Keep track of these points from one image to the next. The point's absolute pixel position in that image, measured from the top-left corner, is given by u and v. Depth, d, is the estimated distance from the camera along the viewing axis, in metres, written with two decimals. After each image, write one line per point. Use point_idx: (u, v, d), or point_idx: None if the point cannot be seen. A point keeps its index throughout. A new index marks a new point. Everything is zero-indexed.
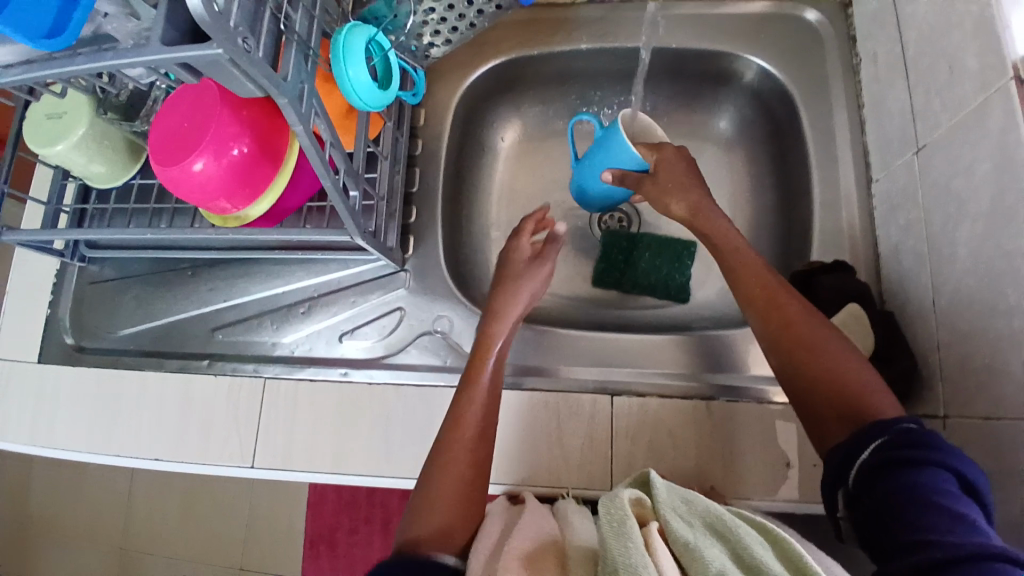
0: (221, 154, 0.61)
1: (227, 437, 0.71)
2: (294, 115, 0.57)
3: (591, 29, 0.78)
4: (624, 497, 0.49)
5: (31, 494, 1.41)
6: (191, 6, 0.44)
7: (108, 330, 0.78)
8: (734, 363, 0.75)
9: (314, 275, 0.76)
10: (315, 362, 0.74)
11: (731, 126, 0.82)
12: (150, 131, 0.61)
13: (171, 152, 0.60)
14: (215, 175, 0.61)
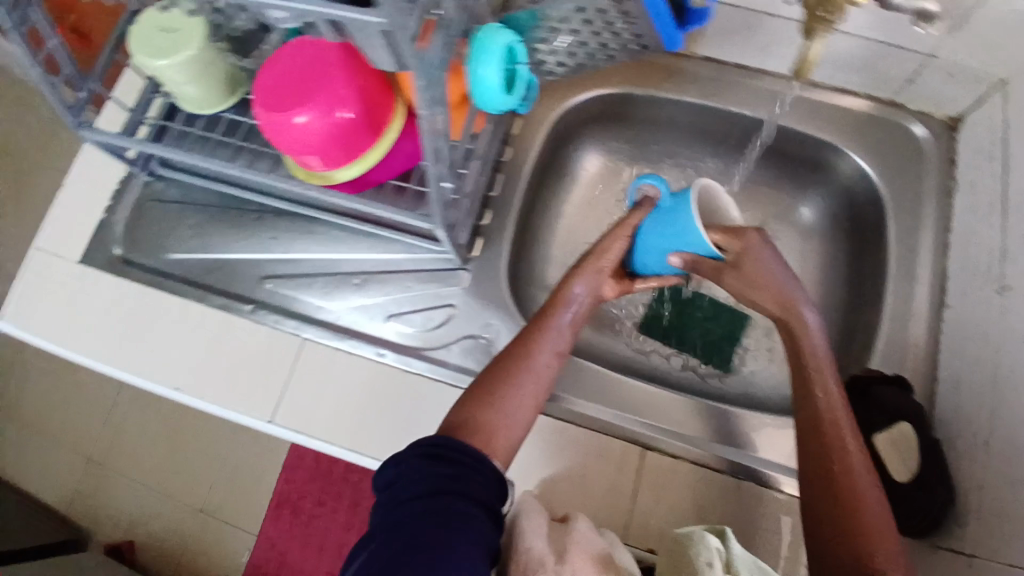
0: (328, 110, 0.62)
1: (259, 388, 0.72)
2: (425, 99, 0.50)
3: (702, 86, 0.81)
4: (710, 545, 0.53)
5: (11, 384, 1.51)
6: None
7: (159, 249, 0.78)
8: (773, 449, 0.71)
9: (376, 251, 0.77)
10: (356, 336, 0.74)
11: (813, 214, 0.87)
12: (263, 75, 0.63)
13: (280, 100, 0.62)
14: (317, 129, 0.63)
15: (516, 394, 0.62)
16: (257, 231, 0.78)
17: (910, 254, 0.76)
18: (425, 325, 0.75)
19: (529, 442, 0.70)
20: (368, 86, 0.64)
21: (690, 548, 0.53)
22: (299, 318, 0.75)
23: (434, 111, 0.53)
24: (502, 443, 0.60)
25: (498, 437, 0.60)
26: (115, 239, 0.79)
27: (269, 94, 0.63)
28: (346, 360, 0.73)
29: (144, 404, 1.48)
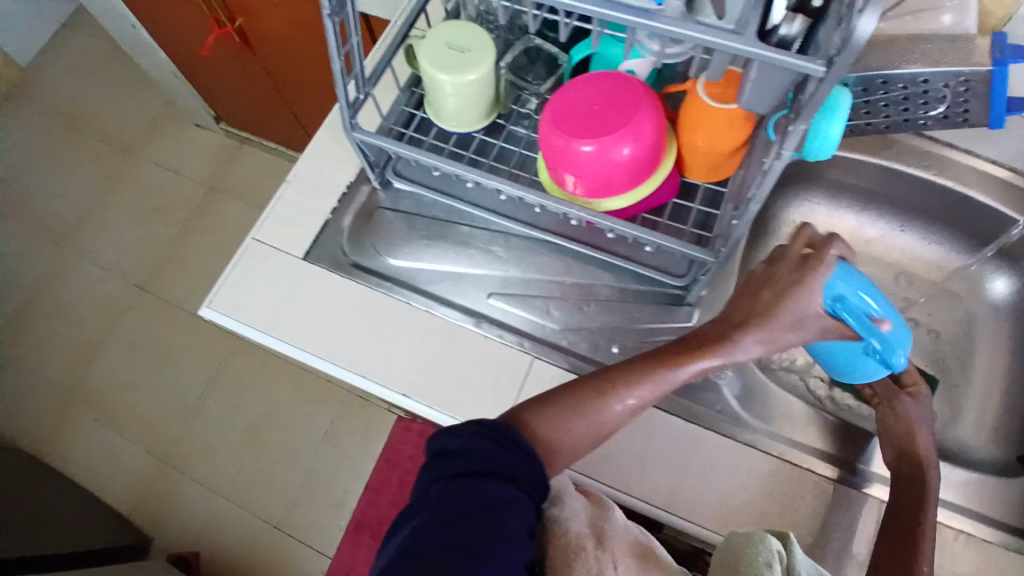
0: (617, 143, 0.64)
1: (486, 402, 0.73)
2: (794, 140, 0.51)
3: (915, 155, 0.82)
4: (771, 542, 0.48)
5: (107, 370, 1.55)
6: (858, 23, 0.42)
7: (381, 251, 0.79)
8: (1002, 515, 0.69)
9: (606, 280, 0.79)
10: (585, 359, 0.75)
11: (1010, 290, 0.85)
12: (564, 98, 0.66)
13: (581, 124, 0.64)
14: (600, 160, 0.65)
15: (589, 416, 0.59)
16: (486, 247, 0.80)
17: None
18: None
19: (765, 484, 0.69)
20: (656, 126, 0.65)
21: (748, 548, 0.48)
22: (527, 337, 0.76)
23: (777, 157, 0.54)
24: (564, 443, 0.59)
25: (568, 434, 0.58)
26: (341, 239, 0.79)
27: (561, 118, 0.65)
28: (575, 382, 0.74)
29: (234, 407, 1.50)
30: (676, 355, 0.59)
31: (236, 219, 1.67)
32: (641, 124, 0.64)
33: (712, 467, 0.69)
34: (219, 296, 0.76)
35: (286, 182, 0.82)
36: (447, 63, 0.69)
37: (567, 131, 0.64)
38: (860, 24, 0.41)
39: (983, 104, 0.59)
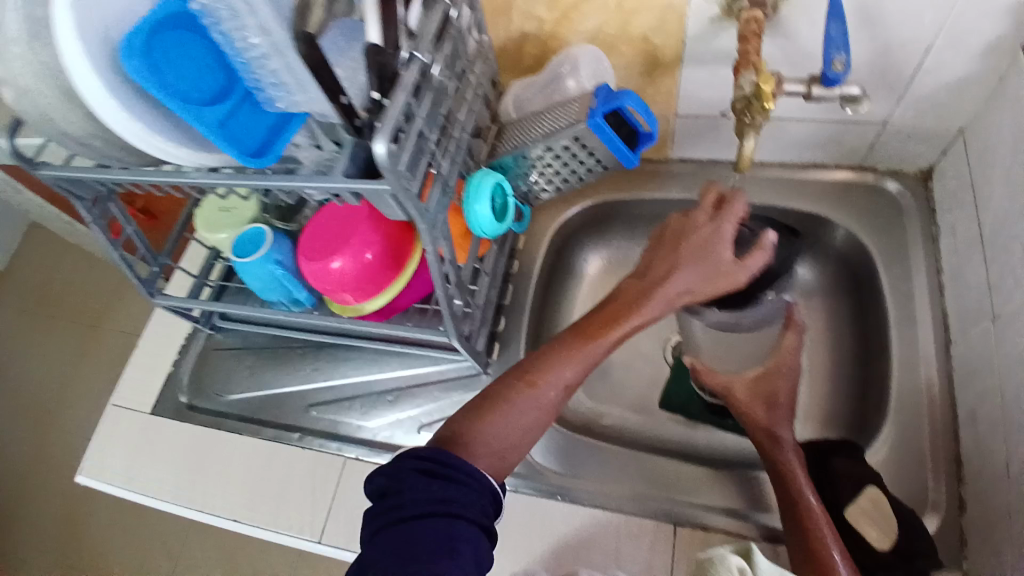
0: (358, 258, 0.72)
1: None
2: (428, 237, 0.58)
3: (683, 181, 0.89)
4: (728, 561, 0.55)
5: (85, 534, 1.58)
6: (376, 151, 0.49)
7: (219, 391, 0.90)
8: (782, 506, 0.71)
9: (406, 366, 0.84)
10: (393, 449, 0.80)
11: (814, 275, 0.87)
12: (308, 232, 0.74)
13: (322, 248, 0.73)
14: (351, 274, 0.72)
15: (538, 399, 0.60)
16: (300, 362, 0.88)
17: (907, 296, 0.76)
18: None
19: (561, 532, 0.72)
20: (387, 231, 0.74)
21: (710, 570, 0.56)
22: (340, 439, 0.82)
23: (439, 244, 0.61)
24: (482, 461, 0.56)
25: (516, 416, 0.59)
26: (183, 385, 0.92)
27: (311, 251, 0.73)
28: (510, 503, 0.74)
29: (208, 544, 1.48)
30: (596, 327, 0.63)
31: (117, 347, 1.80)
32: (369, 233, 0.72)
33: (514, 530, 0.72)
34: (89, 461, 0.88)
35: (139, 356, 0.96)
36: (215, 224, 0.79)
37: (316, 256, 0.72)
38: (375, 151, 0.49)
39: (607, 154, 0.64)
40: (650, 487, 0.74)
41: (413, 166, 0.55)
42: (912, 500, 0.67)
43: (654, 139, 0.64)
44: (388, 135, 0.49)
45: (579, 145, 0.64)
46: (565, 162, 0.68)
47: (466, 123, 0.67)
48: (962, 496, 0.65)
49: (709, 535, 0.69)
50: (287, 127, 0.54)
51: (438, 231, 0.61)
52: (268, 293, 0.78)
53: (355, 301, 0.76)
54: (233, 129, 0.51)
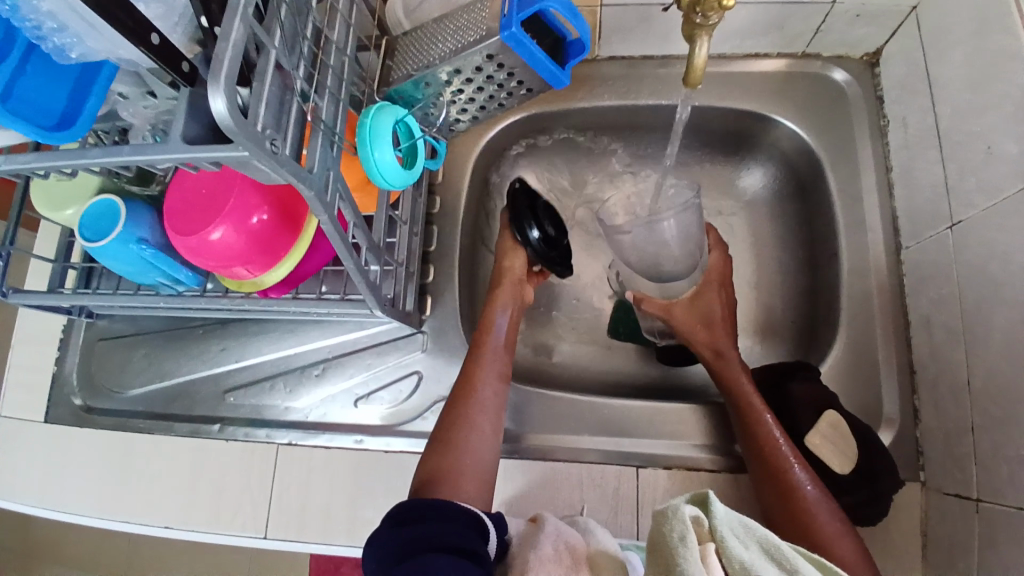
0: (241, 224, 0.60)
1: (349, 524, 0.69)
2: (319, 205, 0.47)
3: (614, 86, 0.77)
4: (684, 512, 0.45)
5: None
6: (215, 111, 0.36)
7: (117, 388, 0.79)
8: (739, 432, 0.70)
9: (329, 335, 0.74)
10: (329, 428, 0.72)
11: (757, 180, 0.81)
12: (171, 202, 0.62)
13: (194, 219, 0.61)
14: (236, 245, 0.61)
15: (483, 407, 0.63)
16: (205, 345, 0.77)
17: (855, 198, 0.72)
18: (400, 406, 0.72)
19: (526, 490, 0.69)
20: (271, 187, 0.62)
21: (661, 527, 0.46)
22: (268, 425, 0.73)
23: (335, 207, 0.50)
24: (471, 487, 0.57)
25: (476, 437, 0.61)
26: (73, 386, 0.80)
27: (179, 222, 0.61)
28: None
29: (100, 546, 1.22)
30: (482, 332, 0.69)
31: None
32: (247, 193, 0.60)
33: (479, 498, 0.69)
34: None
35: (11, 357, 0.82)
36: (57, 200, 0.65)
37: (188, 230, 0.60)
38: (212, 109, 0.36)
39: (532, 73, 0.53)
40: (605, 434, 0.71)
41: (277, 120, 0.43)
42: (865, 412, 0.67)
43: (584, 51, 0.52)
44: (226, 85, 0.37)
45: (495, 64, 0.52)
46: (482, 87, 0.56)
47: (347, 42, 0.52)
48: (916, 407, 0.65)
49: (672, 473, 0.68)
50: (97, 81, 0.43)
51: (332, 193, 0.50)
52: (138, 275, 0.66)
53: (251, 274, 0.65)
54: (20, 95, 0.39)
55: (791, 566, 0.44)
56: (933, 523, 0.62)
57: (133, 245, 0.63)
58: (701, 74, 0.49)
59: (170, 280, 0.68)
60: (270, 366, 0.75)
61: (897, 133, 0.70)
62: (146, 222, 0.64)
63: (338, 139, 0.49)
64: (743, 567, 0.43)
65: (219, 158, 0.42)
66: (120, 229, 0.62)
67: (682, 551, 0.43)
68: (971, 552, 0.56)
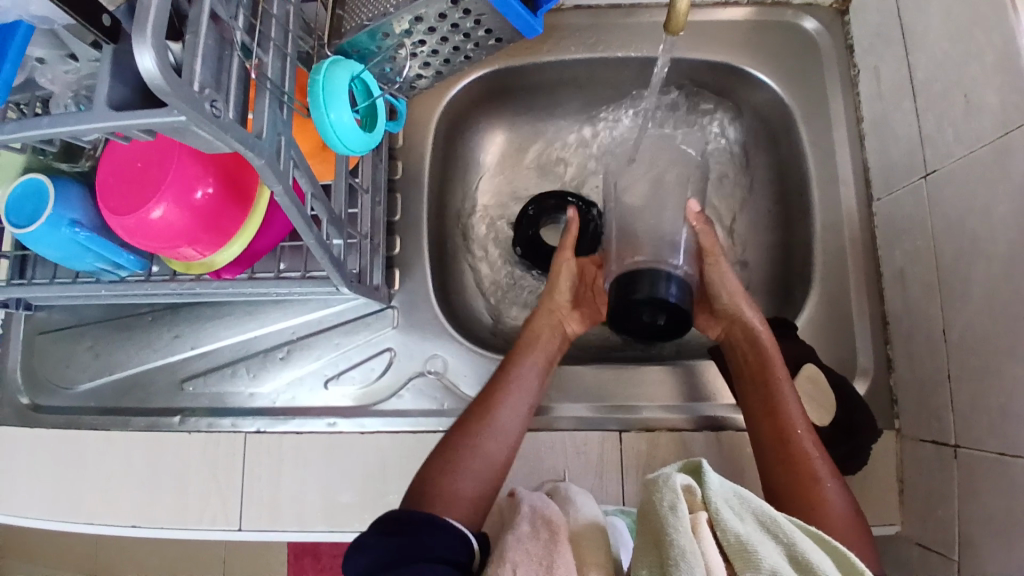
0: (184, 199, 0.55)
1: (328, 510, 0.66)
2: (272, 175, 0.43)
3: (580, 37, 0.73)
4: (675, 482, 0.44)
5: None
6: (143, 69, 0.32)
7: (64, 383, 0.73)
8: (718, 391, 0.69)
9: (291, 315, 0.70)
10: (299, 412, 0.69)
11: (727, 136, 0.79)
12: (104, 180, 0.56)
13: (130, 197, 0.55)
14: (181, 223, 0.55)
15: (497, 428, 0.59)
16: (157, 333, 0.72)
17: (828, 152, 0.71)
18: (374, 385, 0.69)
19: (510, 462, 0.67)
20: (213, 157, 0.57)
21: (652, 496, 0.45)
22: (233, 414, 0.69)
23: (290, 176, 0.46)
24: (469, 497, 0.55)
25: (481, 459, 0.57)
26: (13, 384, 0.73)
27: (113, 199, 0.55)
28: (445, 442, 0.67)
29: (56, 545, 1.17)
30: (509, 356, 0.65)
31: None
32: (187, 164, 0.55)
33: None
34: None
35: None
36: None
37: (126, 208, 0.55)
38: (141, 67, 0.32)
39: (501, 20, 0.49)
40: (584, 400, 0.70)
41: (215, 79, 0.38)
42: (840, 364, 0.68)
43: None
44: (155, 39, 0.32)
45: (461, 9, 0.47)
46: (447, 37, 0.51)
47: None
48: (890, 356, 0.66)
49: (656, 435, 0.67)
50: (12, 42, 0.38)
51: (285, 160, 0.45)
52: (74, 262, 0.60)
53: (200, 255, 0.59)
54: None
55: (789, 540, 0.42)
56: (909, 468, 0.63)
57: (64, 228, 0.57)
58: (683, 21, 0.45)
59: (111, 265, 0.62)
60: (230, 352, 0.71)
61: (869, 83, 0.69)
62: (79, 204, 0.58)
63: (288, 100, 0.44)
64: (737, 538, 0.41)
65: (153, 126, 0.37)
66: (48, 210, 0.55)
67: (672, 520, 0.42)
68: (951, 494, 0.58)
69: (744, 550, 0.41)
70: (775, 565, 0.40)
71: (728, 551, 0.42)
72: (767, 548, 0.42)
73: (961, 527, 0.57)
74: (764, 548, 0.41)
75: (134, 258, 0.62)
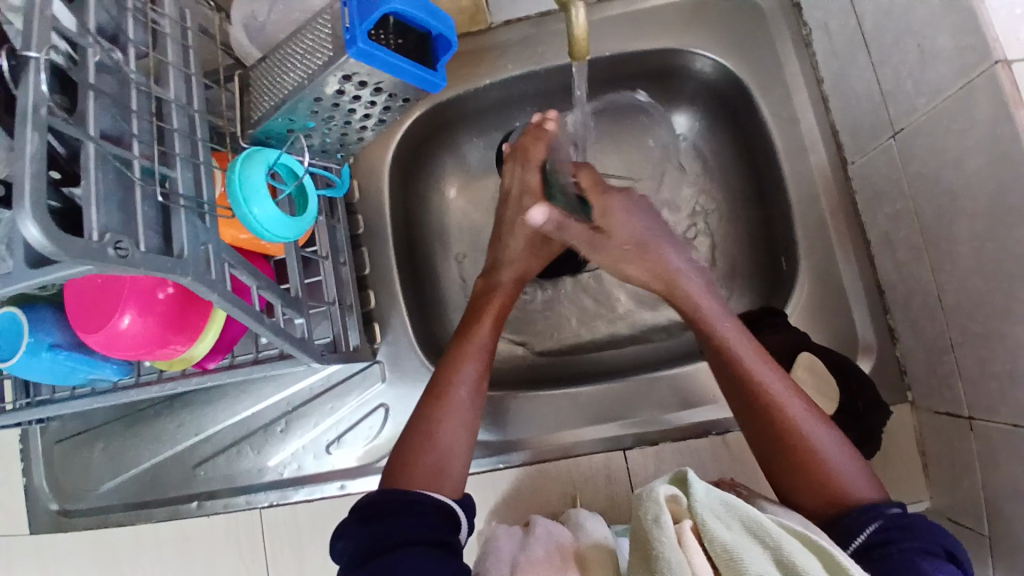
0: (148, 305, 0.56)
1: None
2: (205, 287, 0.42)
3: (517, 52, 0.71)
4: (657, 493, 0.44)
5: None
6: (31, 238, 0.32)
7: (86, 488, 0.75)
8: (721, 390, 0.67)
9: (283, 388, 0.71)
10: (308, 480, 0.69)
11: (689, 119, 0.76)
12: (71, 303, 0.57)
13: (97, 315, 0.56)
14: (148, 330, 0.56)
15: (456, 408, 0.57)
16: (162, 425, 0.73)
17: (792, 121, 0.68)
18: (374, 444, 0.69)
19: (518, 497, 0.67)
20: None
21: (639, 509, 0.45)
22: (246, 491, 0.71)
23: (227, 279, 0.45)
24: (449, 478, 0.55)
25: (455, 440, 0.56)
26: (43, 495, 0.76)
27: (82, 320, 0.56)
28: None
29: None
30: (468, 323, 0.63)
31: None
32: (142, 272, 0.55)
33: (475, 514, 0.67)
34: None
35: None
36: None
37: (95, 326, 0.55)
38: (26, 235, 0.32)
39: (404, 83, 0.47)
40: (586, 423, 0.68)
41: (118, 217, 0.38)
42: (841, 341, 0.65)
43: (454, 47, 0.47)
44: (35, 207, 0.32)
45: (357, 83, 0.46)
46: (356, 109, 0.50)
47: (193, 95, 0.46)
48: (891, 326, 0.63)
49: (661, 448, 0.66)
50: None
51: (220, 265, 0.45)
52: (65, 380, 0.62)
53: (178, 352, 0.60)
54: None
55: (775, 543, 0.41)
56: (928, 440, 0.60)
57: (46, 354, 0.59)
58: (586, 43, 0.45)
59: (99, 376, 0.64)
60: (233, 432, 0.72)
61: (822, 40, 0.64)
62: (55, 327, 0.59)
63: (208, 209, 0.44)
64: (723, 548, 0.41)
65: (69, 276, 0.37)
66: (26, 340, 0.57)
67: (656, 533, 0.42)
68: (972, 467, 0.55)
69: (730, 559, 0.40)
70: (761, 572, 0.39)
71: (716, 560, 0.41)
72: (753, 552, 0.41)
73: (986, 501, 0.54)
74: (750, 555, 0.40)
75: (119, 366, 0.64)
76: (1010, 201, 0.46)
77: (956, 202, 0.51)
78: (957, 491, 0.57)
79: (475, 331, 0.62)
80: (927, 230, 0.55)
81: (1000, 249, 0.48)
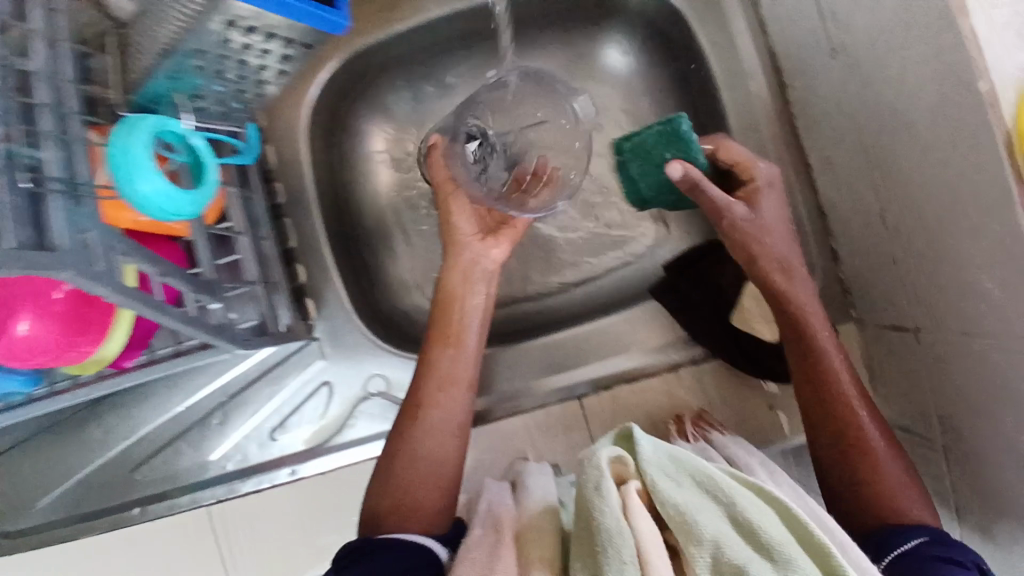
0: (45, 308, 0.51)
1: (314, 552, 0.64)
2: (91, 283, 0.36)
3: None
4: (601, 456, 0.42)
5: None
6: None
7: (9, 508, 0.68)
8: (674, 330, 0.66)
9: (215, 376, 0.66)
10: (256, 471, 0.66)
11: (623, 53, 0.72)
12: None
13: None
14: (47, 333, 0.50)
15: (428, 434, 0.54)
16: (87, 431, 0.67)
17: (729, 48, 0.65)
18: (323, 424, 0.65)
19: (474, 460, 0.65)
20: None
21: (583, 472, 0.42)
22: (191, 489, 0.66)
23: (118, 270, 0.39)
24: (424, 514, 0.51)
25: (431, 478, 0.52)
26: None
27: None
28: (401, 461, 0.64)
29: None
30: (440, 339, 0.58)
31: None
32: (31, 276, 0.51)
33: None
34: None
35: None
36: None
37: None
38: None
39: (299, 28, 0.43)
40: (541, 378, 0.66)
41: None
42: None
43: None
44: None
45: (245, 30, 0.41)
46: (251, 62, 0.46)
47: (63, 63, 0.40)
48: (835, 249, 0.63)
49: (618, 392, 0.65)
50: None
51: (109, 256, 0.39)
52: None
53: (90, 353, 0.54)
54: None
55: (729, 500, 0.40)
56: (876, 358, 0.61)
57: None
58: None
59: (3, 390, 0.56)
60: (167, 430, 0.67)
61: None
62: None
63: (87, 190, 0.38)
64: (677, 509, 0.39)
65: None
66: None
67: (599, 500, 0.40)
68: (919, 382, 0.56)
69: (684, 521, 0.39)
70: (717, 531, 0.38)
71: (669, 522, 0.39)
72: (706, 510, 0.39)
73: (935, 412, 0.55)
74: (705, 516, 0.39)
75: (26, 376, 0.57)
76: (954, 114, 0.44)
77: (900, 120, 0.49)
78: (906, 406, 0.58)
79: (458, 344, 0.57)
80: (872, 151, 0.54)
81: (945, 164, 0.46)
